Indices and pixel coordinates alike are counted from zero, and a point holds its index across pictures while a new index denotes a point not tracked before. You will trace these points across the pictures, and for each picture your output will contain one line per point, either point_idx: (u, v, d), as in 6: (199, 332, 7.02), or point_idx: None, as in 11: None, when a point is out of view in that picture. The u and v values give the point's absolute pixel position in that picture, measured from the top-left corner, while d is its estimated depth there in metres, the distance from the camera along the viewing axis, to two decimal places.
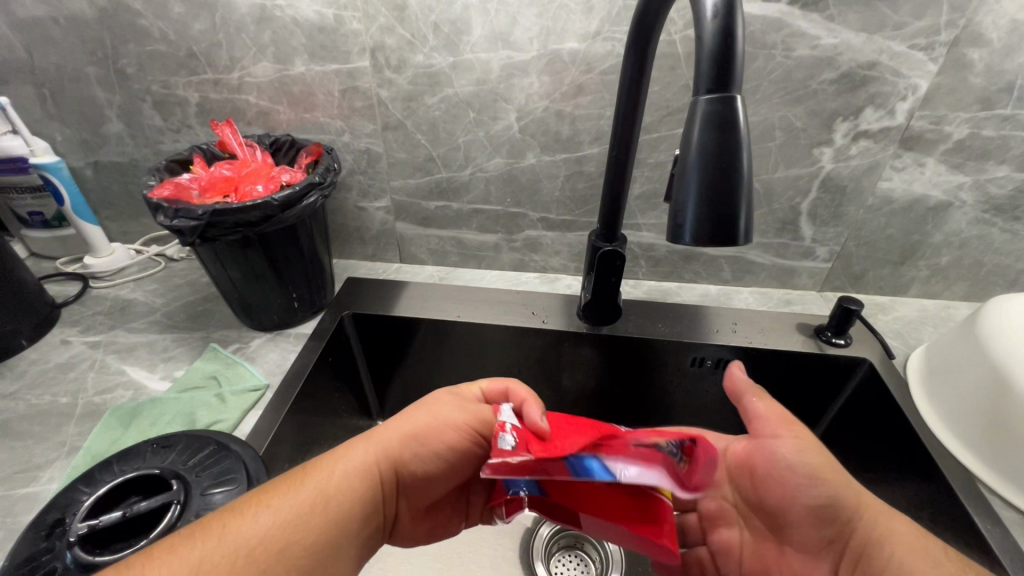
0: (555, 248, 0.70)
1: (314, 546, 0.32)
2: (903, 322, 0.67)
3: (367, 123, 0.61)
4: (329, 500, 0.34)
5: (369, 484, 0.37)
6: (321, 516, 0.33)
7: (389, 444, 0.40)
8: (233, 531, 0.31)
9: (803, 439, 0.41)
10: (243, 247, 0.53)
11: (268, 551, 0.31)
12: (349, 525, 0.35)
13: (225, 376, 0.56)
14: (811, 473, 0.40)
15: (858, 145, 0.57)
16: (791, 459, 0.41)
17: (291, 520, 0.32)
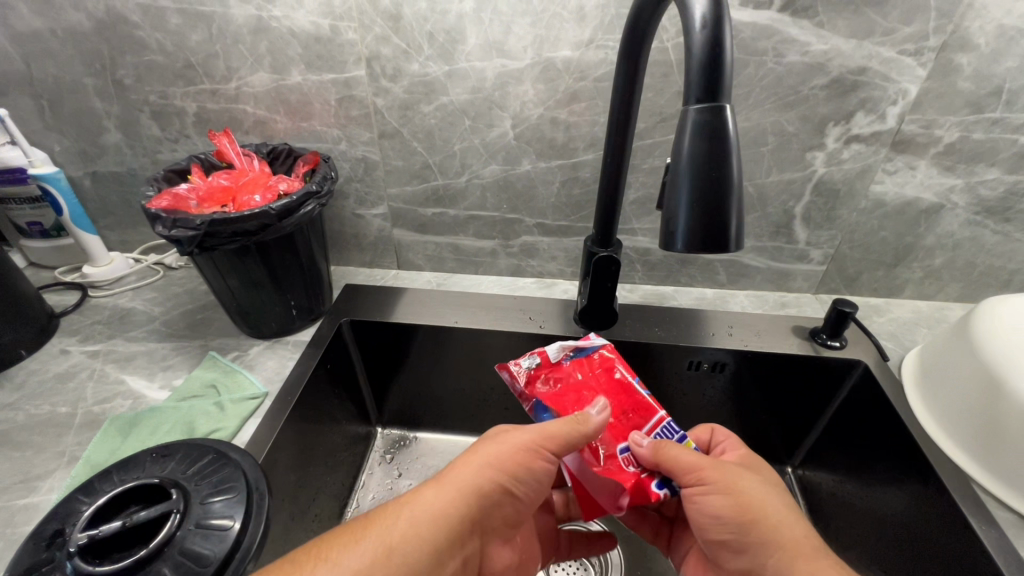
0: (552, 253, 0.70)
1: None
2: (898, 324, 0.67)
3: (363, 132, 0.61)
4: (398, 547, 0.34)
5: (447, 528, 0.36)
6: (397, 567, 0.33)
7: (465, 484, 0.39)
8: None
9: (723, 487, 0.40)
10: (241, 255, 0.53)
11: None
12: (424, 572, 0.34)
13: (224, 385, 0.56)
14: (722, 519, 0.40)
15: (850, 149, 0.57)
16: (707, 507, 0.41)
17: (367, 571, 0.32)
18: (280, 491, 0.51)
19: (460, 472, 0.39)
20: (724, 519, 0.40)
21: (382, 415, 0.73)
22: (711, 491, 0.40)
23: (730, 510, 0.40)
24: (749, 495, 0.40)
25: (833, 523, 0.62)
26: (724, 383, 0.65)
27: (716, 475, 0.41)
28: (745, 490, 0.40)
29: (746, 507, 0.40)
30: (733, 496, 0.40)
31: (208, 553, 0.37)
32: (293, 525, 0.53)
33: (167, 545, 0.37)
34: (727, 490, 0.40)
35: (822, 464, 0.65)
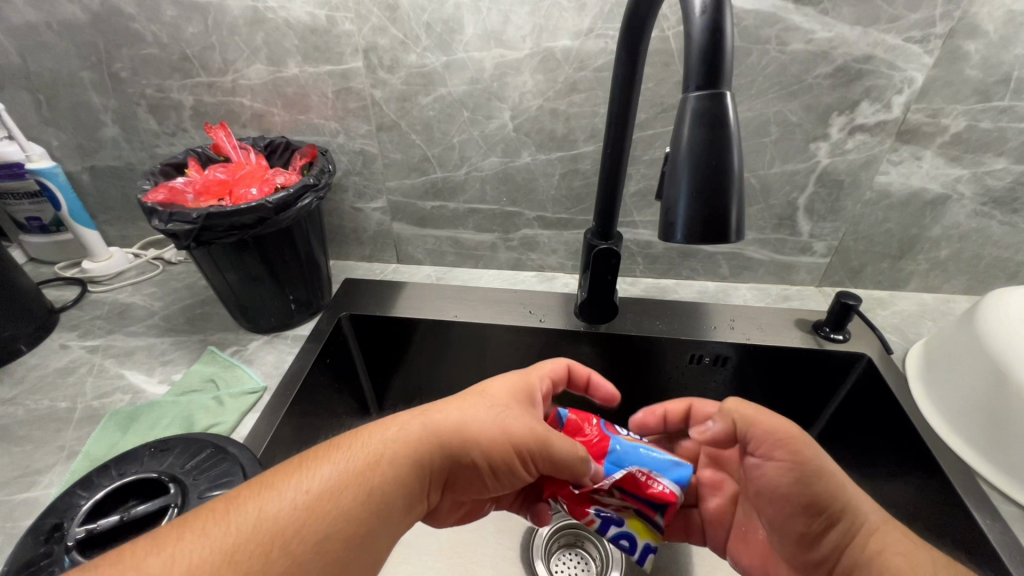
0: (552, 246, 0.70)
1: (344, 524, 0.32)
2: (903, 317, 0.66)
3: (361, 124, 0.61)
4: (364, 477, 0.34)
5: (413, 465, 0.36)
6: (363, 492, 0.33)
7: (436, 424, 0.39)
8: (271, 503, 0.31)
9: (800, 465, 0.40)
10: (238, 249, 0.53)
11: (309, 518, 0.31)
12: (386, 507, 0.34)
13: (223, 379, 0.56)
14: (799, 497, 0.40)
15: (854, 139, 0.56)
16: (786, 483, 0.41)
17: (329, 489, 0.32)
18: None
19: (438, 415, 0.39)
20: (804, 502, 0.40)
21: (383, 409, 0.73)
22: (788, 466, 0.41)
23: (807, 483, 0.39)
24: (830, 470, 0.39)
25: None
26: (726, 377, 0.65)
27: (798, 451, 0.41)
28: (826, 470, 0.40)
29: (830, 484, 0.39)
30: (814, 472, 0.39)
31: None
32: None
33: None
34: (814, 471, 0.39)
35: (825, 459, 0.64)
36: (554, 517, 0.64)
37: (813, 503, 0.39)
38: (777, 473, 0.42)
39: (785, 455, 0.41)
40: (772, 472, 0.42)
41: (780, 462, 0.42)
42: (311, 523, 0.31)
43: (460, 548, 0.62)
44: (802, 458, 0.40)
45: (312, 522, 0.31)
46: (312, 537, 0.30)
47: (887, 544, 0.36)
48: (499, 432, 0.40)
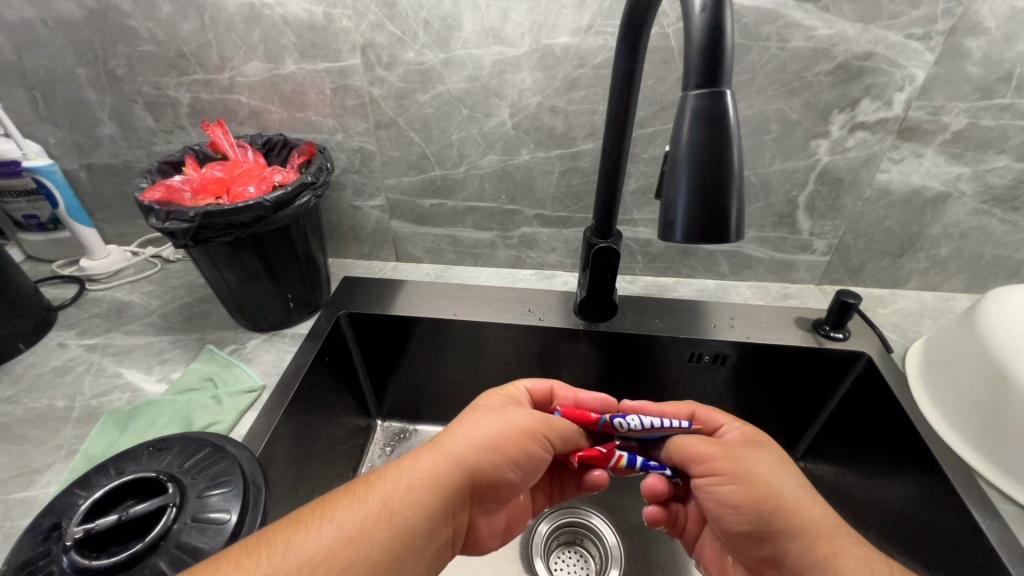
0: (551, 244, 0.70)
1: (377, 559, 0.32)
2: (903, 315, 0.66)
3: (359, 122, 0.60)
4: (393, 512, 0.34)
5: (442, 494, 0.36)
6: (393, 527, 0.33)
7: (459, 449, 0.39)
8: (301, 544, 0.31)
9: (736, 476, 0.41)
10: (236, 248, 0.52)
11: (344, 561, 0.31)
12: (419, 539, 0.34)
13: (222, 377, 0.56)
14: (739, 507, 0.40)
15: (855, 137, 0.56)
16: (723, 496, 0.41)
17: (362, 528, 0.32)
18: (277, 485, 0.51)
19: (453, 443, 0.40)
20: (747, 520, 0.40)
21: (382, 408, 0.74)
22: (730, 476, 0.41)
23: (745, 491, 0.40)
24: (765, 481, 0.40)
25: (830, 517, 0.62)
26: (726, 375, 0.65)
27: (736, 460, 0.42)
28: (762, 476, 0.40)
29: (764, 494, 0.39)
30: (749, 483, 0.40)
31: (205, 547, 0.37)
32: None
33: (163, 539, 0.37)
34: (743, 480, 0.40)
35: (820, 456, 0.65)
36: (552, 515, 0.65)
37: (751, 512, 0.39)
38: (717, 489, 0.42)
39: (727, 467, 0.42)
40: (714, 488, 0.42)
41: (720, 476, 0.42)
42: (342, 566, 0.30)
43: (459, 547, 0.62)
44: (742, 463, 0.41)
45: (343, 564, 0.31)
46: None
47: (840, 544, 0.36)
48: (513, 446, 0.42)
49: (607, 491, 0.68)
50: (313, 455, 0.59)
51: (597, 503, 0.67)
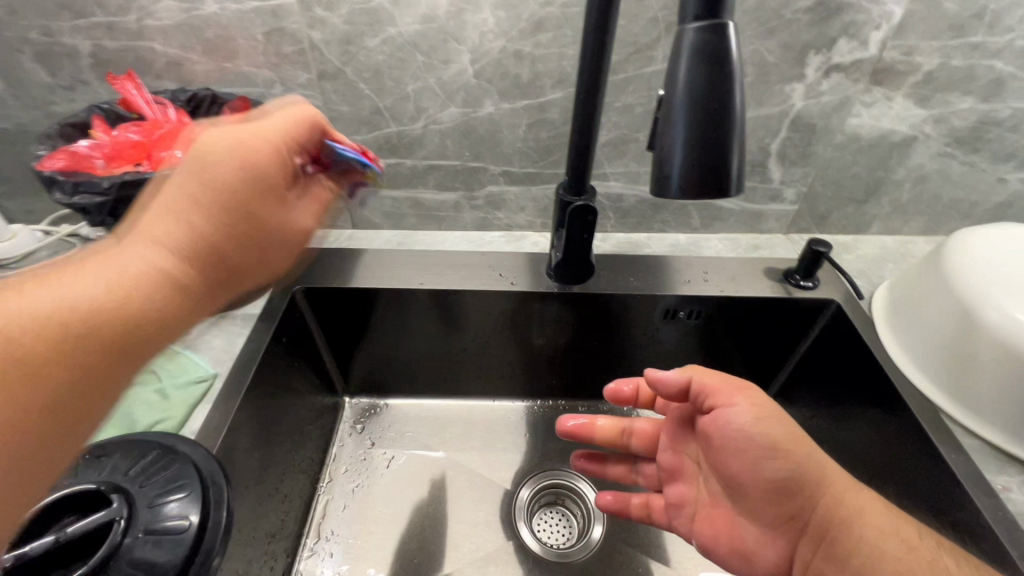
0: (519, 203, 0.66)
1: (86, 365, 0.27)
2: (867, 260, 0.67)
3: (300, 72, 0.53)
4: (89, 305, 0.27)
5: (166, 281, 0.31)
6: (121, 321, 0.28)
7: (201, 195, 0.33)
8: (12, 305, 0.25)
9: (761, 408, 0.41)
10: None
11: (57, 339, 0.26)
12: (129, 319, 0.29)
13: (165, 369, 0.50)
14: (774, 446, 0.40)
15: (829, 80, 0.54)
16: (743, 425, 0.41)
17: (86, 312, 0.27)
18: (239, 478, 0.48)
19: (194, 172, 0.33)
20: (781, 465, 0.40)
21: (348, 385, 0.71)
22: (755, 407, 0.41)
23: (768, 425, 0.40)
24: (785, 421, 0.41)
25: None
26: (699, 331, 0.65)
27: (753, 397, 0.42)
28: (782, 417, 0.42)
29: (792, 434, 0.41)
30: (774, 417, 0.41)
31: (164, 559, 0.34)
32: (259, 510, 0.51)
33: (112, 557, 0.33)
34: (769, 415, 0.41)
35: (785, 401, 0.67)
36: (533, 479, 0.66)
37: (788, 452, 0.40)
38: (738, 420, 0.41)
39: (753, 401, 0.42)
40: (730, 417, 0.41)
41: (746, 406, 0.41)
42: (60, 401, 0.25)
43: (439, 520, 0.62)
44: (766, 400, 0.42)
45: (51, 398, 0.25)
46: (48, 380, 0.25)
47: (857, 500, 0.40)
48: (267, 186, 0.35)
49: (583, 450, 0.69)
50: (276, 442, 0.55)
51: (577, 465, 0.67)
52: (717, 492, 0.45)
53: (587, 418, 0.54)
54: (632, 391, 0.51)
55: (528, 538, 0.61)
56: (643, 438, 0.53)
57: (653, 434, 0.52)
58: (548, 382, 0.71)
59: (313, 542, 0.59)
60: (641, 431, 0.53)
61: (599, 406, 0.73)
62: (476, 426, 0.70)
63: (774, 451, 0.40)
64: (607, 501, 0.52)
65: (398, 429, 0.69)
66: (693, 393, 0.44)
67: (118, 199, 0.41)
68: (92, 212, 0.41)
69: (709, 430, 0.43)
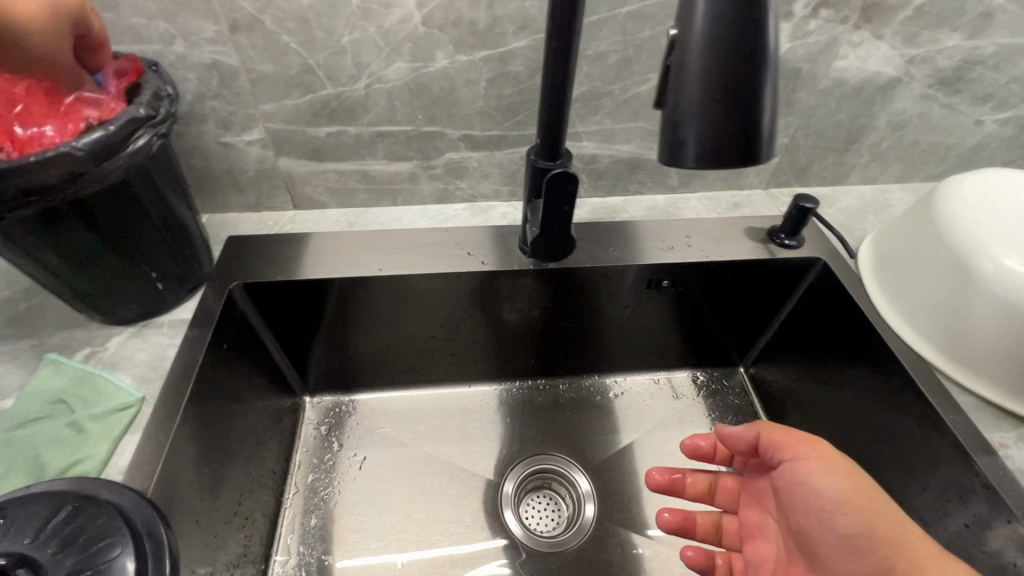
0: (483, 170, 0.59)
1: None
2: (847, 213, 0.65)
3: (206, 23, 0.43)
4: None
5: None
6: None
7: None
8: None
9: (831, 464, 0.41)
10: (51, 221, 0.37)
11: None
12: None
13: (79, 396, 0.42)
14: (839, 502, 0.39)
15: (817, 18, 0.49)
16: (813, 484, 0.41)
17: None
18: (185, 515, 0.41)
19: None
20: (849, 521, 0.39)
21: (307, 383, 0.64)
22: (824, 461, 0.41)
23: (839, 485, 0.40)
24: (859, 478, 0.40)
25: (783, 420, 0.63)
26: (683, 298, 0.61)
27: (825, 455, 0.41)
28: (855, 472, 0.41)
29: (862, 490, 0.39)
30: (845, 477, 0.40)
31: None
32: (215, 542, 0.45)
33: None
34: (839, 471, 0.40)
35: (769, 363, 0.65)
36: (516, 469, 0.62)
37: (855, 508, 0.39)
38: (802, 475, 0.41)
39: (827, 460, 0.41)
40: (797, 472, 0.42)
41: (815, 462, 0.41)
42: None
43: (422, 521, 0.58)
44: (839, 455, 0.41)
45: None
46: None
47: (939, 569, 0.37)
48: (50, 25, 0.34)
49: (569, 430, 0.65)
50: (228, 463, 0.48)
51: (564, 445, 0.64)
52: (793, 549, 0.44)
53: (673, 471, 0.53)
54: (711, 446, 0.49)
55: (515, 526, 0.58)
56: (724, 495, 0.52)
57: (734, 490, 0.52)
58: (526, 362, 0.67)
59: (283, 562, 0.54)
60: (722, 488, 0.52)
61: (581, 382, 0.70)
62: (452, 415, 0.66)
63: (837, 507, 0.39)
64: (692, 560, 0.48)
65: (369, 426, 0.64)
66: (764, 449, 0.44)
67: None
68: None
69: (778, 484, 0.44)
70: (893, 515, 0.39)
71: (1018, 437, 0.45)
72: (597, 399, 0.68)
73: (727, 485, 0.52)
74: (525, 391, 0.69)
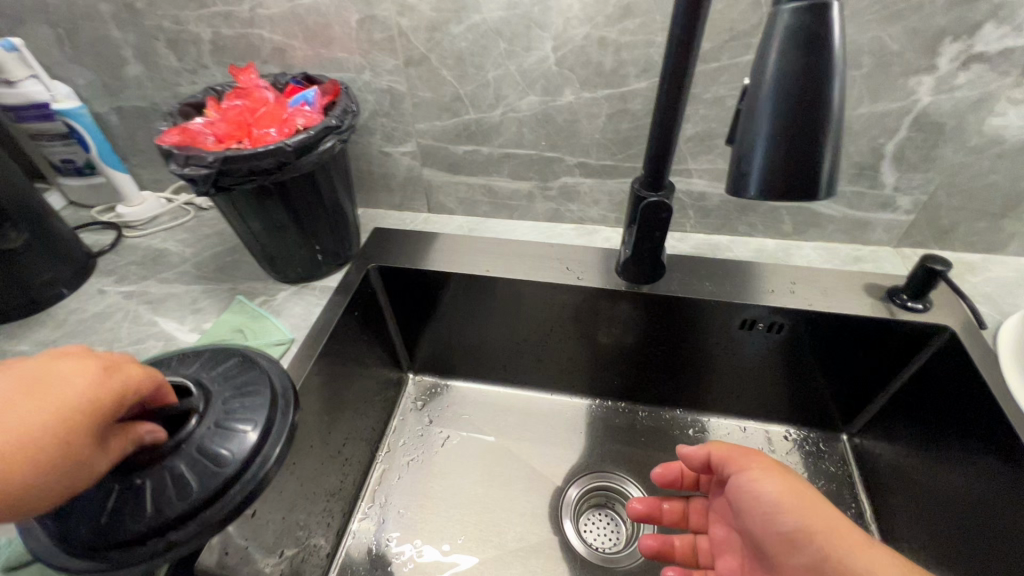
0: (594, 197, 0.64)
1: None
2: (999, 285, 0.57)
3: (388, 59, 0.55)
4: None
5: None
6: None
7: None
8: None
9: (769, 469, 0.41)
10: (260, 196, 0.50)
11: None
12: None
13: (251, 329, 0.55)
14: (776, 502, 0.39)
15: (967, 72, 0.47)
16: (754, 491, 0.40)
17: None
18: (306, 438, 0.52)
19: None
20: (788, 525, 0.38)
21: (414, 362, 0.73)
22: (763, 467, 0.41)
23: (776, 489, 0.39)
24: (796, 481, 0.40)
25: (884, 498, 0.58)
26: (779, 345, 0.59)
27: (763, 462, 0.42)
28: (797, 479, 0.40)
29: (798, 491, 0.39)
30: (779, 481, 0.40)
31: (223, 453, 0.33)
32: (321, 469, 0.55)
33: (184, 440, 0.33)
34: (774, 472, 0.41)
35: (878, 434, 0.60)
36: (581, 479, 0.65)
37: (792, 507, 0.38)
38: (746, 484, 0.41)
39: (767, 469, 0.41)
40: (740, 481, 0.41)
41: (755, 469, 0.41)
42: None
43: (486, 504, 0.63)
44: (776, 460, 0.42)
45: None
46: None
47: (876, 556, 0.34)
48: None
49: (641, 456, 0.66)
50: (342, 408, 0.59)
51: (634, 471, 0.65)
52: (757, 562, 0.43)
53: (653, 500, 0.53)
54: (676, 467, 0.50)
55: (570, 535, 0.60)
56: (697, 516, 0.52)
57: (705, 511, 0.51)
58: (609, 381, 0.69)
59: (367, 506, 0.62)
60: (692, 509, 0.52)
61: (662, 413, 0.70)
62: (531, 417, 0.70)
63: (777, 506, 0.39)
64: None
65: (457, 411, 0.71)
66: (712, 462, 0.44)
67: (221, 167, 0.45)
68: (201, 179, 0.45)
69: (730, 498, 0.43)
70: (824, 505, 0.38)
71: None
72: (677, 432, 0.68)
73: (697, 506, 0.52)
74: (605, 410, 0.71)
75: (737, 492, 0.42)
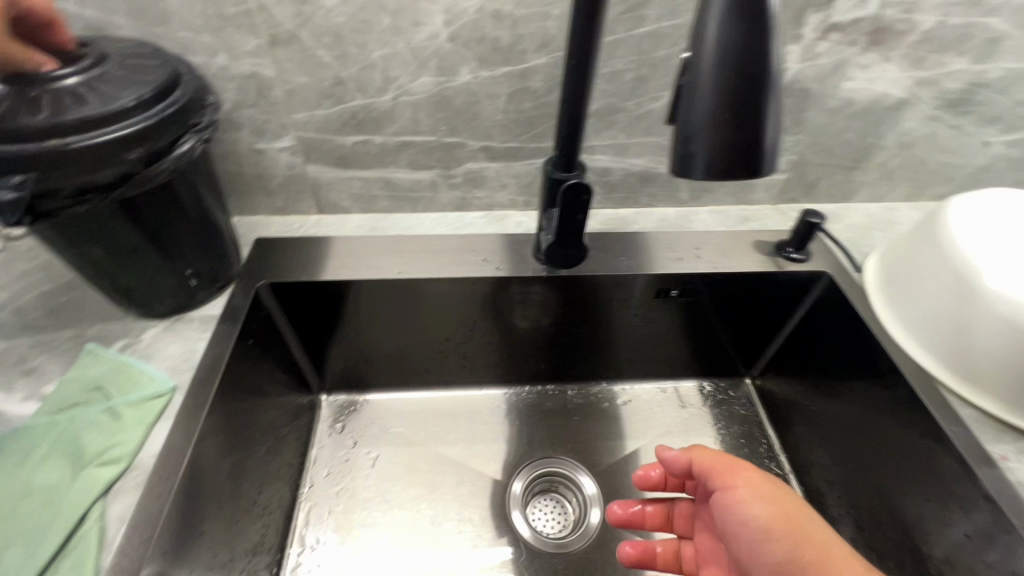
0: (501, 181, 0.61)
1: None
2: (856, 229, 0.66)
3: (247, 38, 0.46)
4: None
5: None
6: None
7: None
8: None
9: (758, 488, 0.41)
10: (97, 217, 0.39)
11: None
12: None
13: (115, 384, 0.44)
14: (765, 526, 0.39)
15: (826, 41, 0.51)
16: (742, 512, 0.40)
17: None
18: (209, 500, 0.44)
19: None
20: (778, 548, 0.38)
21: (324, 382, 0.66)
22: (751, 487, 0.41)
23: (765, 511, 0.39)
24: (784, 498, 0.40)
25: (789, 430, 0.64)
26: (691, 308, 0.63)
27: (752, 481, 0.41)
28: (785, 495, 0.40)
29: (786, 511, 0.39)
30: (768, 501, 0.39)
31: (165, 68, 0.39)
32: (234, 528, 0.47)
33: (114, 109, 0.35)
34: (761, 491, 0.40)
35: (776, 375, 0.67)
36: (524, 469, 0.64)
37: (780, 531, 0.38)
38: (734, 505, 0.41)
39: (757, 490, 0.41)
40: (729, 503, 0.41)
41: (743, 488, 0.41)
42: None
43: (430, 518, 0.59)
44: (767, 480, 0.41)
45: None
46: None
47: None
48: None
49: (578, 435, 0.67)
50: (249, 453, 0.50)
51: (573, 450, 0.66)
52: None
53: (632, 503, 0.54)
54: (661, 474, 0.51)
55: (522, 528, 0.59)
56: (681, 521, 0.53)
57: (689, 516, 0.52)
58: (536, 367, 0.68)
59: (297, 553, 0.55)
60: (677, 512, 0.53)
61: (590, 388, 0.71)
62: (463, 417, 0.67)
63: (766, 531, 0.39)
64: None
65: (382, 426, 0.66)
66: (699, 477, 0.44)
67: (45, 125, 0.34)
68: (10, 136, 0.33)
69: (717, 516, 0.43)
70: (811, 524, 0.39)
71: (1020, 451, 0.45)
72: (607, 404, 0.70)
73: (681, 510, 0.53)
74: (535, 395, 0.70)
75: (726, 514, 0.42)
